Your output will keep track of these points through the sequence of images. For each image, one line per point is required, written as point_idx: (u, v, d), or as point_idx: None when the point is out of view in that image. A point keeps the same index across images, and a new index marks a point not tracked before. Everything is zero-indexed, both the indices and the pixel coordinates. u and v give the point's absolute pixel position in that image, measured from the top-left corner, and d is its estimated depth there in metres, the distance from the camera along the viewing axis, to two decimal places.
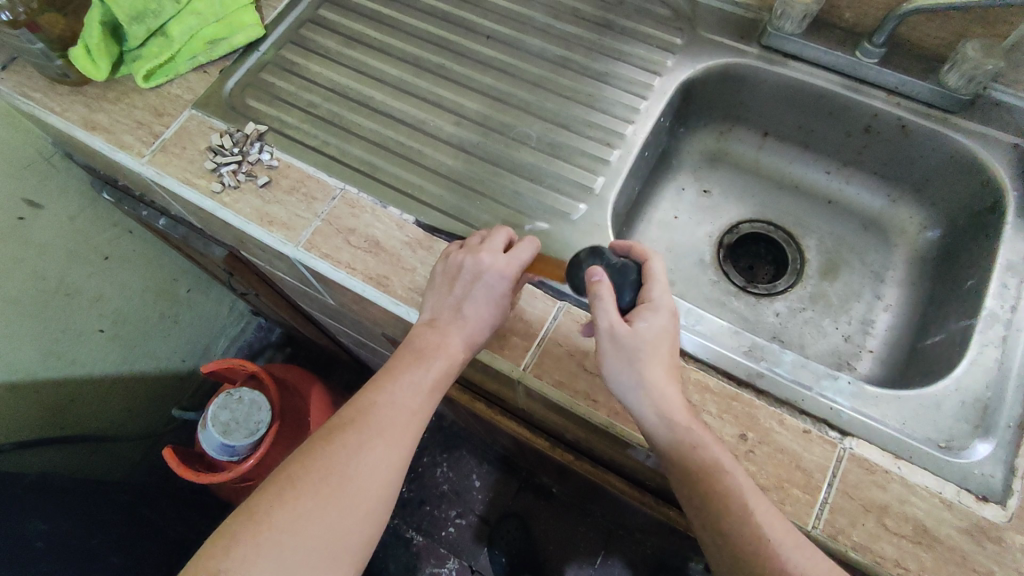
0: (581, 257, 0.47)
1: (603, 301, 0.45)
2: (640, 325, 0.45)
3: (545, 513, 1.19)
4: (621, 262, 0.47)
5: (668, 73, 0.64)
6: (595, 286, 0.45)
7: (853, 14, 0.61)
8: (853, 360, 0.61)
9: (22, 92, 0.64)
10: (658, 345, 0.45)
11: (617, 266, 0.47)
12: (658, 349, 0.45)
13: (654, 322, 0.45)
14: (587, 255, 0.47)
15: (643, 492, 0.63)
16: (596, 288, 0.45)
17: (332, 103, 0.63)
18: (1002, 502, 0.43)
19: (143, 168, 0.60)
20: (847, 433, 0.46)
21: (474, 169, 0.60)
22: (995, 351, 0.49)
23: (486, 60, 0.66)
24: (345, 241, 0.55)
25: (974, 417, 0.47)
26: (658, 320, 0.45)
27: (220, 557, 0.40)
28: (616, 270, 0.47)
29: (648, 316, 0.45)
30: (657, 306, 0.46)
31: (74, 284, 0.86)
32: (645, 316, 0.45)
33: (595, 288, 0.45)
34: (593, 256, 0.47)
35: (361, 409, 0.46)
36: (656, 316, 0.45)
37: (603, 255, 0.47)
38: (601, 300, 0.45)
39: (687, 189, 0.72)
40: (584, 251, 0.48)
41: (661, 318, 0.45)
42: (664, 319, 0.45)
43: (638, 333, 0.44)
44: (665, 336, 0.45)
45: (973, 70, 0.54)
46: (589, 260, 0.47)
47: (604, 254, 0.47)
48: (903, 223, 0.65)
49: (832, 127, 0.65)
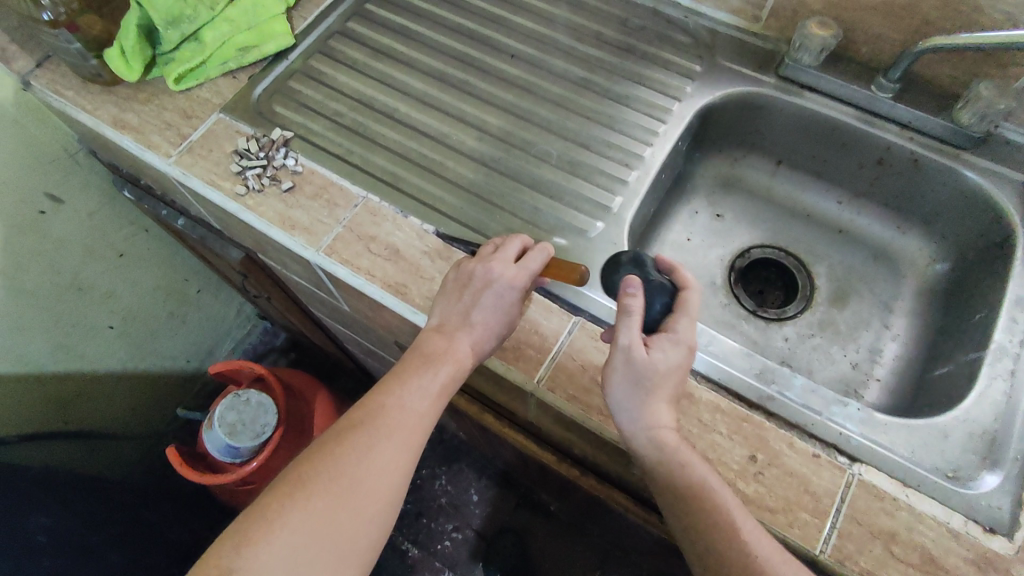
0: (624, 260, 0.50)
1: (629, 317, 0.45)
2: (657, 353, 0.45)
3: (541, 532, 1.18)
4: (661, 283, 0.48)
5: (687, 99, 0.66)
6: (628, 299, 0.46)
7: (869, 50, 0.62)
8: (860, 388, 0.61)
9: (54, 89, 0.65)
10: (668, 376, 0.45)
11: (655, 284, 0.48)
12: (666, 380, 0.45)
13: (671, 355, 0.45)
14: (630, 260, 0.50)
15: (646, 509, 0.63)
16: (627, 300, 0.46)
17: (357, 112, 0.65)
18: (1009, 534, 0.43)
19: (169, 168, 0.61)
20: (855, 459, 0.47)
21: (494, 183, 0.61)
22: (1003, 383, 0.49)
23: (509, 78, 0.68)
24: (366, 248, 0.56)
25: (982, 448, 0.47)
26: (675, 353, 0.45)
27: (229, 554, 0.39)
28: (653, 287, 0.47)
29: (666, 347, 0.45)
30: (679, 338, 0.46)
31: (89, 279, 0.87)
32: (664, 346, 0.45)
33: (627, 299, 0.46)
34: (634, 263, 0.50)
35: (371, 411, 0.46)
36: (675, 349, 0.45)
37: (644, 269, 0.49)
38: (628, 316, 0.45)
39: (700, 213, 0.73)
40: (629, 255, 0.50)
41: (679, 352, 0.45)
42: (681, 354, 0.45)
43: (653, 360, 0.44)
44: (676, 370, 0.45)
45: (985, 109, 0.55)
46: (631, 266, 0.50)
47: (647, 267, 0.49)
48: (913, 255, 0.66)
49: (845, 158, 0.66)
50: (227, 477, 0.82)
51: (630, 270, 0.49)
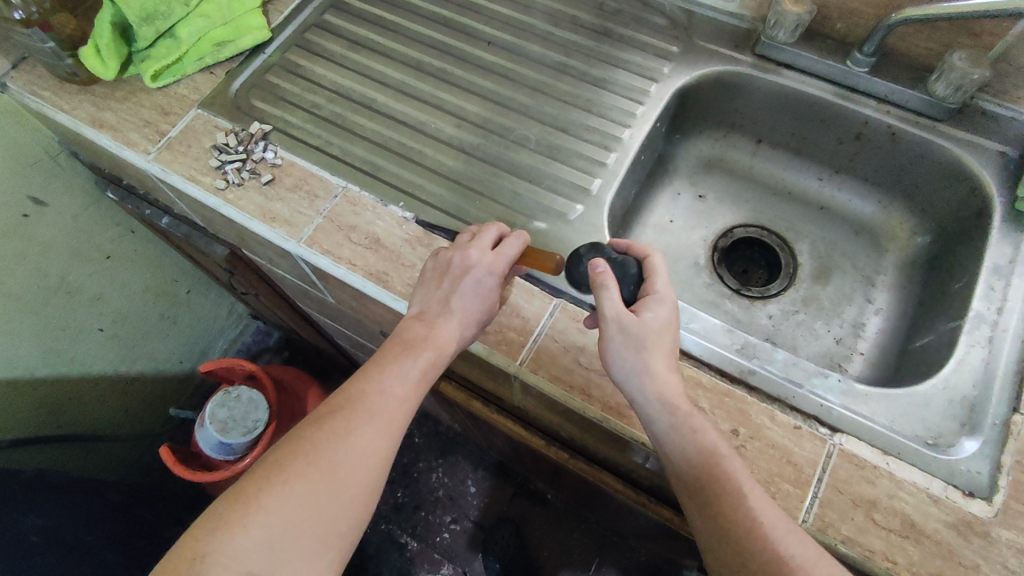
0: (583, 252, 0.49)
1: (607, 290, 0.46)
2: (647, 315, 0.46)
3: (539, 519, 1.19)
4: (623, 258, 0.49)
5: (665, 80, 0.66)
6: (599, 275, 0.46)
7: (844, 25, 0.62)
8: (844, 361, 0.62)
9: (31, 90, 0.65)
10: (662, 335, 0.46)
11: (619, 259, 0.48)
12: (662, 339, 0.45)
13: (659, 313, 0.46)
14: (589, 250, 0.49)
15: (636, 489, 0.63)
16: (598, 277, 0.46)
17: (335, 104, 0.65)
18: (988, 497, 0.44)
19: (148, 164, 0.61)
20: (837, 429, 0.47)
21: (473, 169, 0.61)
22: (981, 350, 0.50)
23: (487, 65, 0.68)
24: (347, 237, 0.57)
25: (962, 415, 0.47)
26: (662, 311, 0.46)
27: (205, 540, 0.39)
28: (618, 263, 0.48)
29: (653, 307, 0.46)
30: (660, 298, 0.46)
31: (76, 282, 0.87)
32: (650, 307, 0.46)
33: (598, 277, 0.47)
34: (594, 250, 0.49)
35: (350, 398, 0.46)
36: (661, 307, 0.46)
37: (604, 251, 0.49)
38: (605, 289, 0.46)
39: (682, 194, 0.74)
40: (587, 246, 0.50)
41: (664, 309, 0.46)
42: (667, 310, 0.46)
43: (644, 322, 0.45)
44: (668, 328, 0.46)
45: (960, 79, 0.55)
46: (591, 254, 0.49)
47: (607, 251, 0.49)
48: (894, 228, 0.66)
49: (824, 134, 0.66)
50: (221, 474, 0.82)
51: (593, 257, 0.49)
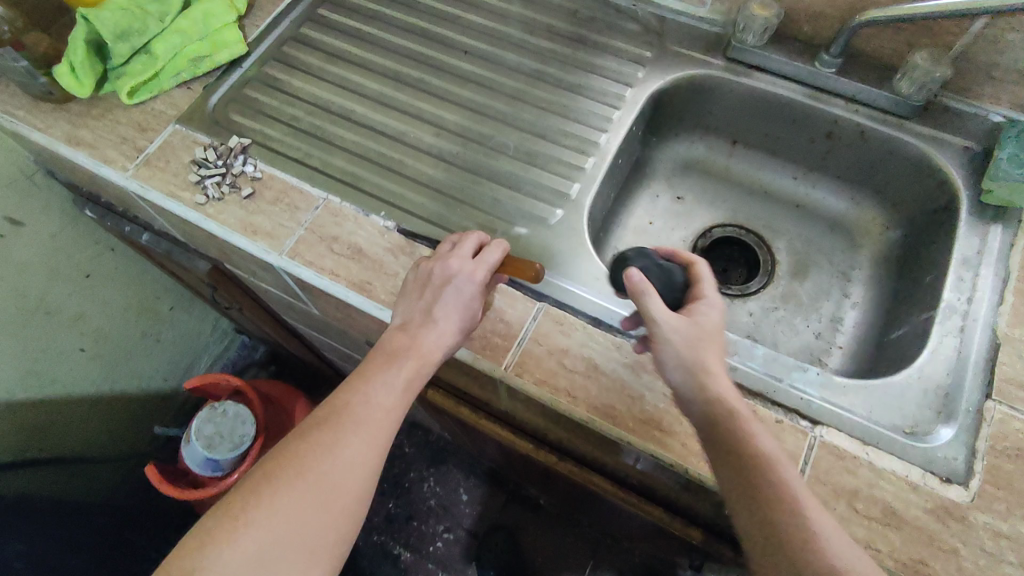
0: (627, 256, 0.51)
1: (649, 297, 0.45)
2: (700, 316, 0.46)
3: (532, 525, 1.19)
4: (668, 266, 0.50)
5: (639, 85, 0.67)
6: (636, 284, 0.46)
7: (811, 28, 0.64)
8: (824, 355, 0.63)
9: (4, 109, 0.64)
10: (715, 334, 0.46)
11: (665, 267, 0.50)
12: (715, 339, 0.46)
13: (711, 314, 0.47)
14: (634, 254, 0.51)
15: (625, 490, 0.64)
16: (636, 284, 0.46)
17: (314, 116, 0.65)
18: (965, 482, 0.45)
19: (127, 181, 0.60)
20: (817, 422, 0.48)
21: (454, 178, 0.61)
22: (953, 340, 0.51)
23: (464, 74, 0.69)
24: (329, 248, 0.57)
25: (937, 404, 0.48)
26: (713, 313, 0.47)
27: (192, 557, 0.39)
28: (664, 270, 0.49)
29: (705, 309, 0.47)
30: (711, 301, 0.47)
31: (56, 302, 0.85)
32: (702, 309, 0.47)
33: (635, 284, 0.46)
34: (640, 255, 0.51)
35: (335, 409, 0.46)
36: (712, 309, 0.47)
37: (649, 256, 0.51)
38: (647, 296, 0.45)
39: (661, 196, 0.75)
40: (632, 251, 0.52)
41: (716, 311, 0.47)
42: (718, 312, 0.47)
43: (700, 322, 0.46)
44: (720, 329, 0.47)
45: (923, 77, 0.58)
46: (637, 258, 0.51)
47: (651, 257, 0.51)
48: (867, 223, 0.68)
49: (796, 134, 0.68)
50: (208, 490, 0.81)
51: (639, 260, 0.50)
